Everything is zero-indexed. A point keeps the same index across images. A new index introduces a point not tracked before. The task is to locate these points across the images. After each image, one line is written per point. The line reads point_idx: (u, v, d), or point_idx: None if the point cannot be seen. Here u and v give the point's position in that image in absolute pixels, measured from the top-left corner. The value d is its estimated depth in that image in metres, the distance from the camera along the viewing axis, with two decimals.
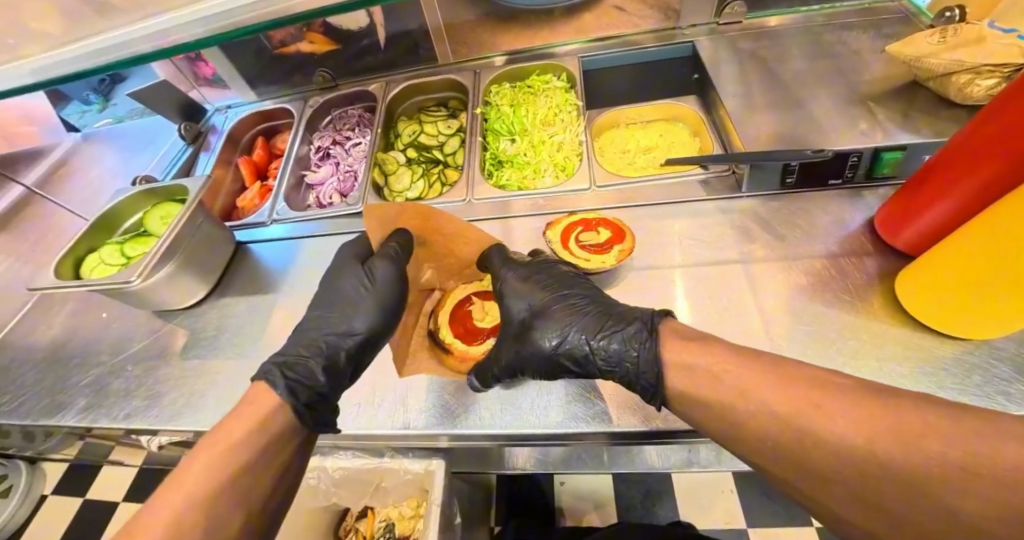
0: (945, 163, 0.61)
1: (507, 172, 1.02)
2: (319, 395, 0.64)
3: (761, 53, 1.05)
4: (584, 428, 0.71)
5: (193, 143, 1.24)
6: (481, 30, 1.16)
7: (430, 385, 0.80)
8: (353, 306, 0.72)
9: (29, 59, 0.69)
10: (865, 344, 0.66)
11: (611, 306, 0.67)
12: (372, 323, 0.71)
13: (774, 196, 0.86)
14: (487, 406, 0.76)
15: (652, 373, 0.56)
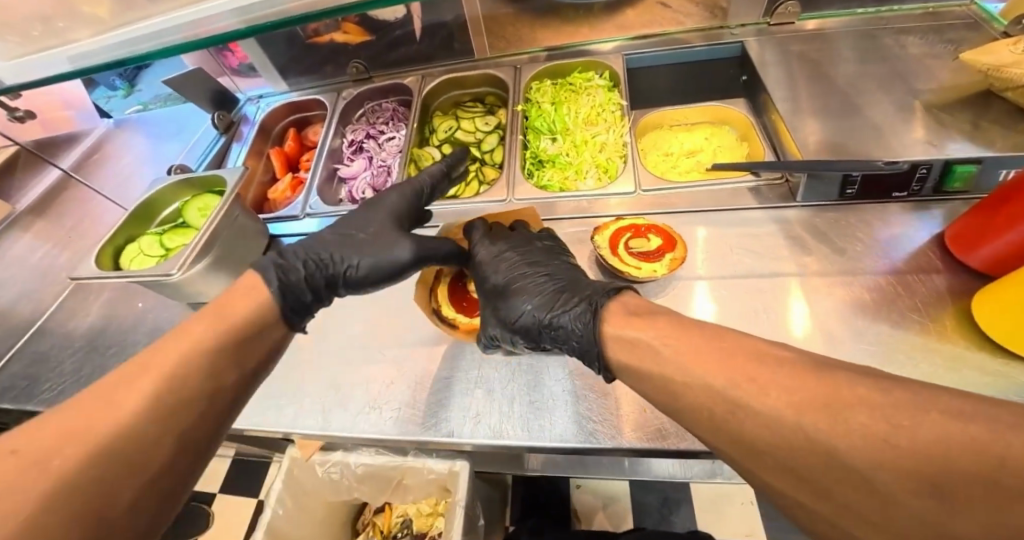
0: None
1: (549, 172, 0.99)
2: (298, 306, 0.64)
3: (814, 56, 1.00)
4: (607, 446, 0.68)
5: (226, 133, 1.22)
6: (522, 25, 1.13)
7: (451, 390, 0.77)
8: (362, 244, 0.70)
9: (69, 44, 0.68)
10: (942, 368, 0.63)
11: (571, 285, 0.69)
12: (367, 264, 0.69)
13: (831, 206, 0.83)
14: (507, 415, 0.73)
15: (594, 350, 0.60)
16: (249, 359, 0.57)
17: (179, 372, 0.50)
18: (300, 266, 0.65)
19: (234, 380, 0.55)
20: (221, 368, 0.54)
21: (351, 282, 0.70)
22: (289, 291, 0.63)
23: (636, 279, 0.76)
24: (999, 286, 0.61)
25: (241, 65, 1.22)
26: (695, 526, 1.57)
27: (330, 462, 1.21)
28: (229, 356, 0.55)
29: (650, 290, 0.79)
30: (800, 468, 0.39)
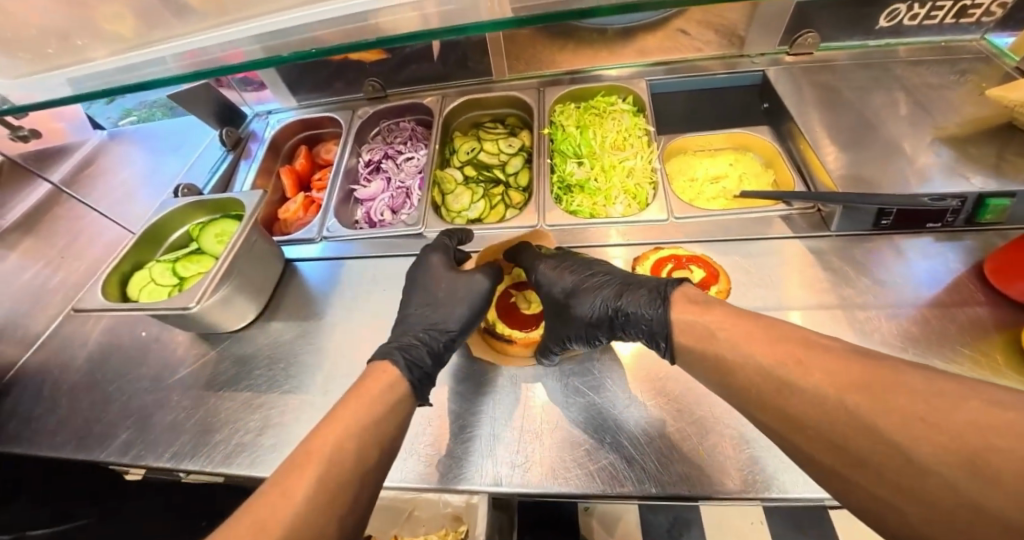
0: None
1: (578, 198, 0.97)
2: (426, 375, 0.64)
3: (834, 86, 1.02)
4: (665, 493, 0.64)
5: (233, 149, 1.16)
6: (543, 48, 1.12)
7: (493, 432, 0.73)
8: (450, 298, 0.72)
9: (70, 66, 0.62)
10: None
11: (632, 276, 0.71)
12: (464, 315, 0.71)
13: (865, 236, 0.83)
14: (556, 457, 0.69)
15: (664, 332, 0.61)
16: (388, 438, 0.55)
17: (333, 460, 0.48)
18: (412, 344, 0.66)
19: (379, 458, 0.53)
20: (364, 447, 0.52)
21: (460, 337, 0.71)
22: (414, 366, 0.63)
23: None
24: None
25: (245, 79, 1.17)
26: None
27: None
28: (372, 435, 0.53)
29: None
30: (859, 453, 0.39)
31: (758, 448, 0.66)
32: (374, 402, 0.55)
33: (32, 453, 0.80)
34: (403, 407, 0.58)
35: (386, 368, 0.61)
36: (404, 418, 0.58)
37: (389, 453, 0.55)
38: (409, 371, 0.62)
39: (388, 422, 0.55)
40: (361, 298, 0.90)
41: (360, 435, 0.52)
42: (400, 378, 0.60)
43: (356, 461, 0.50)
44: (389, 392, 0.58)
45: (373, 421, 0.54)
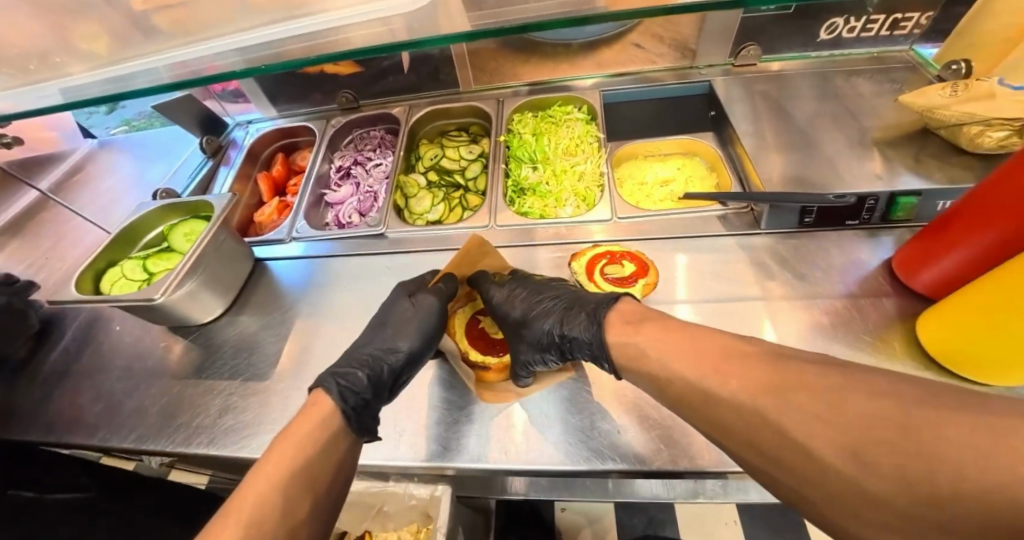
0: (991, 201, 0.60)
1: (529, 200, 1.02)
2: (363, 402, 0.63)
3: (775, 94, 1.08)
4: (611, 467, 0.69)
5: (213, 156, 1.23)
6: (505, 60, 1.19)
7: (453, 415, 0.78)
8: (401, 325, 0.71)
9: (60, 77, 0.68)
10: None
11: (576, 297, 0.75)
12: (413, 342, 0.69)
13: (792, 233, 0.88)
14: (512, 438, 0.74)
15: (604, 355, 0.66)
16: (322, 479, 0.55)
17: (259, 518, 0.49)
18: (351, 369, 0.66)
19: (313, 505, 0.54)
20: (296, 500, 0.52)
21: (407, 365, 0.69)
22: (349, 393, 0.63)
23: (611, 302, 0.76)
24: (946, 324, 0.65)
25: (224, 92, 1.24)
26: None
27: None
28: (304, 481, 0.54)
29: None
30: (761, 444, 0.45)
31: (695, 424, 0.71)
32: (305, 447, 0.55)
33: (9, 437, 0.85)
34: (337, 447, 0.59)
35: (320, 398, 0.62)
36: (340, 458, 0.59)
37: (327, 493, 0.56)
38: (341, 399, 0.62)
39: (320, 465, 0.56)
40: (335, 294, 0.95)
41: (284, 489, 0.52)
42: (333, 410, 0.61)
43: (287, 511, 0.51)
44: (321, 433, 0.58)
45: (304, 466, 0.54)
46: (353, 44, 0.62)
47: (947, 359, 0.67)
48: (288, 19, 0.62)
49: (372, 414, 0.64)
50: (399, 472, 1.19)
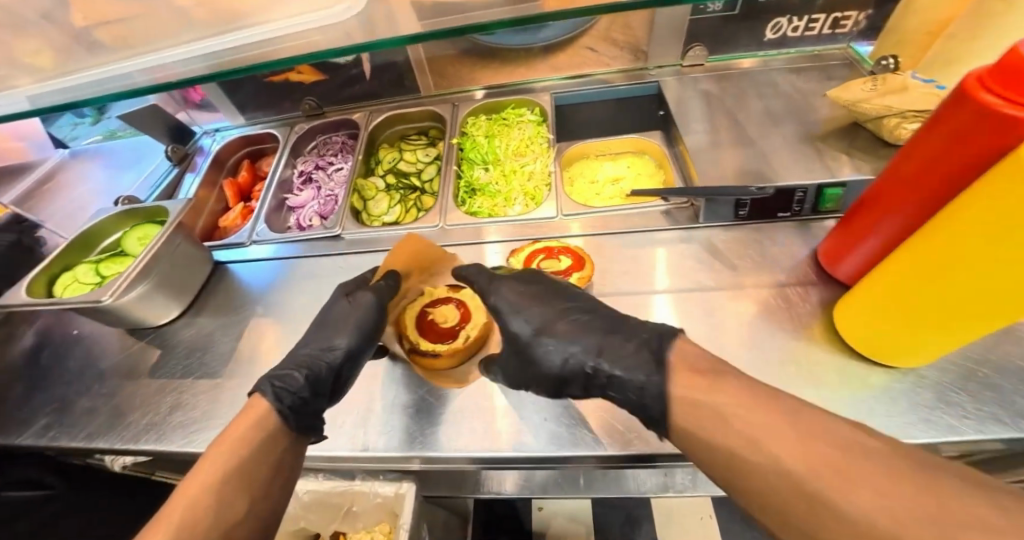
0: (891, 184, 0.63)
1: (479, 200, 1.06)
2: (303, 401, 0.58)
3: (720, 93, 1.11)
4: (570, 452, 0.68)
5: (180, 164, 1.26)
6: (462, 66, 1.22)
7: (399, 405, 0.76)
8: (338, 323, 0.66)
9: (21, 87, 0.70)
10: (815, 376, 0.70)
11: (617, 321, 0.65)
12: (354, 339, 0.64)
13: (729, 226, 0.91)
14: (470, 425, 0.72)
15: (659, 409, 0.53)
16: (260, 478, 0.51)
17: (188, 523, 0.46)
18: (287, 369, 0.60)
19: (252, 505, 0.50)
20: (230, 498, 0.48)
21: (348, 363, 0.64)
22: (286, 393, 0.58)
23: None
24: (855, 311, 0.68)
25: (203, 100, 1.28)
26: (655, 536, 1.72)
27: None
28: (238, 482, 0.50)
29: None
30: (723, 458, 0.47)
31: None
32: (239, 446, 0.51)
33: None
34: (277, 446, 0.54)
35: (255, 401, 0.57)
36: (280, 457, 0.54)
37: (270, 496, 0.52)
38: (276, 400, 0.57)
39: (257, 464, 0.52)
40: (291, 295, 0.97)
41: (219, 489, 0.48)
42: (269, 410, 0.56)
43: (220, 515, 0.47)
44: (256, 432, 0.54)
45: (238, 466, 0.50)
46: (292, 51, 0.66)
47: (861, 347, 0.69)
48: (218, 35, 0.66)
49: (313, 414, 0.59)
50: (365, 470, 1.21)
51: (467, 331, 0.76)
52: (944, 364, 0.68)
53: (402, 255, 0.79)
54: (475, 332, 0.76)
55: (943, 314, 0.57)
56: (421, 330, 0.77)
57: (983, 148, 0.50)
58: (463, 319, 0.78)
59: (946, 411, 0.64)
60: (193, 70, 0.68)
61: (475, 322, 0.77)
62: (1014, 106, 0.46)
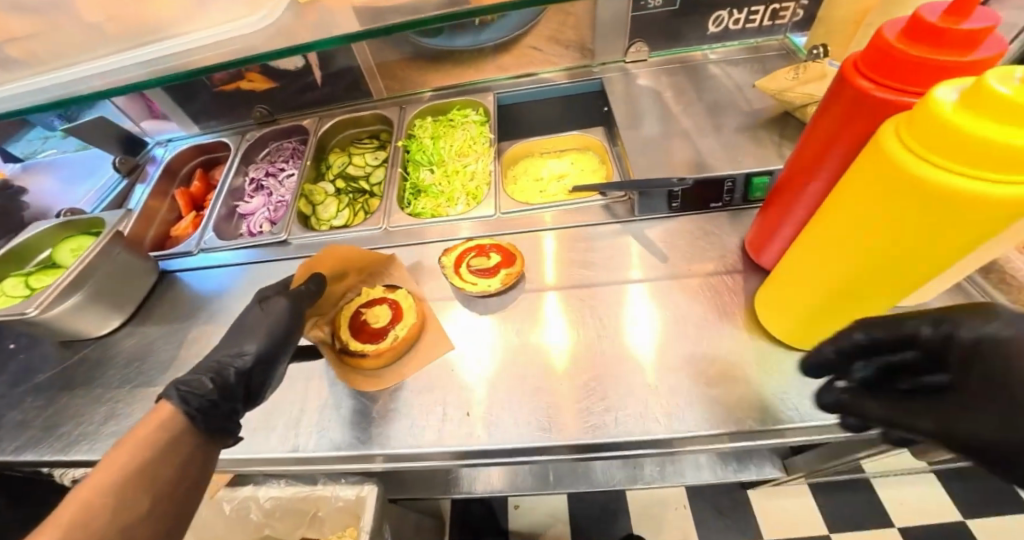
0: (794, 171, 0.65)
1: (423, 201, 1.08)
2: (211, 403, 0.59)
3: (662, 87, 1.12)
4: (545, 441, 0.67)
5: (130, 175, 1.26)
6: (411, 69, 1.22)
7: (334, 404, 0.75)
8: (250, 330, 0.69)
9: None
10: (741, 362, 0.71)
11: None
12: (263, 344, 0.68)
13: (665, 218, 0.92)
14: (439, 421, 0.71)
15: None
16: (164, 477, 0.51)
17: (81, 522, 0.45)
18: (195, 375, 0.61)
19: (157, 503, 0.49)
20: (132, 495, 0.48)
21: (258, 368, 0.67)
22: (193, 396, 0.58)
23: (472, 294, 0.81)
24: (774, 298, 0.68)
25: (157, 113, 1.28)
26: (631, 529, 1.71)
27: (237, 498, 1.21)
28: (139, 483, 0.49)
29: (488, 306, 0.83)
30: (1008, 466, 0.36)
31: (626, 393, 0.70)
32: (141, 447, 0.51)
33: None
34: (184, 448, 0.55)
35: (159, 407, 0.57)
36: (188, 458, 0.55)
37: (176, 498, 0.51)
38: (182, 402, 0.57)
39: (161, 465, 0.52)
40: (235, 302, 0.96)
41: (118, 489, 0.48)
42: (175, 413, 0.56)
43: (117, 515, 0.46)
44: (161, 434, 0.54)
45: (140, 466, 0.50)
46: (212, 59, 0.66)
47: (780, 332, 0.69)
48: (135, 47, 0.68)
49: (222, 417, 0.60)
50: (326, 473, 1.20)
51: (397, 331, 0.77)
52: None
53: (328, 261, 0.80)
54: (404, 333, 0.77)
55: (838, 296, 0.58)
56: (352, 329, 0.78)
57: (861, 130, 0.52)
58: (395, 320, 0.79)
59: None
60: (122, 79, 0.67)
61: (407, 321, 0.78)
62: (883, 88, 0.49)
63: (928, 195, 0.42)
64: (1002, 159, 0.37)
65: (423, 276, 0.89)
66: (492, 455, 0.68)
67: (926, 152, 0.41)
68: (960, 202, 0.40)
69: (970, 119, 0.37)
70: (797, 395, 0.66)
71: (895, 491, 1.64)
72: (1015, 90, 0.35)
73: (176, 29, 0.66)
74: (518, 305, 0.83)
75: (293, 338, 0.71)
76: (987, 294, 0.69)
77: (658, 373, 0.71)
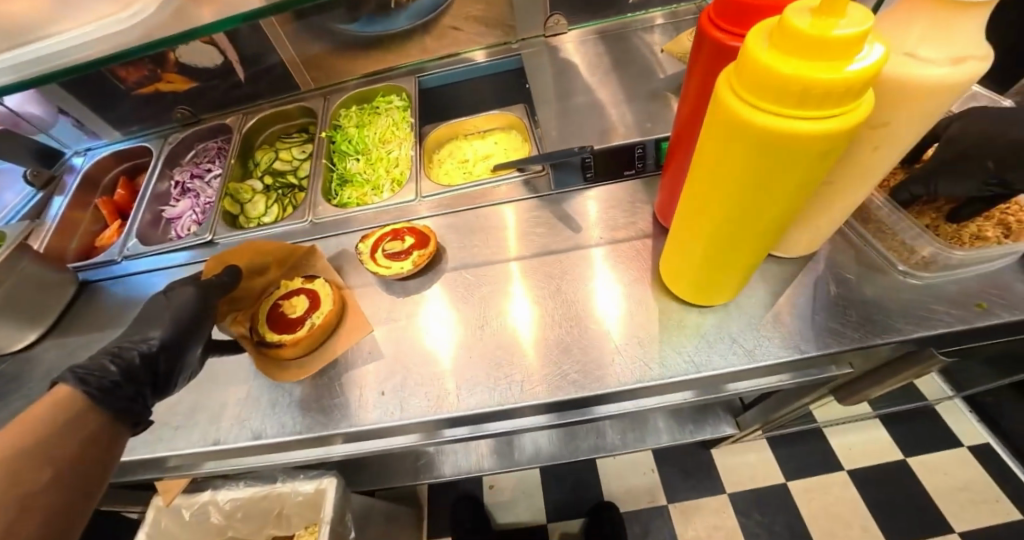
0: (680, 130, 0.67)
1: (348, 191, 1.08)
2: (111, 383, 0.63)
3: (583, 59, 1.12)
4: (522, 403, 0.69)
5: (45, 189, 1.22)
6: (334, 58, 1.20)
7: (257, 397, 0.75)
8: (155, 319, 0.73)
9: None
10: (654, 319, 0.73)
11: None
12: (167, 331, 0.71)
13: (582, 190, 0.93)
14: (395, 398, 0.72)
15: None
16: (63, 449, 0.55)
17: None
18: (94, 359, 0.65)
19: (58, 469, 0.54)
20: (27, 466, 0.52)
21: (164, 351, 0.70)
22: (92, 377, 0.62)
23: (387, 278, 0.82)
24: (671, 257, 0.70)
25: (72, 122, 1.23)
26: (602, 496, 1.77)
27: (196, 503, 1.20)
28: (36, 457, 0.53)
29: (406, 288, 0.84)
30: None
31: (586, 354, 0.72)
32: (37, 426, 0.55)
33: None
34: (85, 426, 0.59)
35: (54, 390, 0.60)
36: (92, 434, 0.59)
37: (76, 468, 0.56)
38: (80, 382, 0.60)
39: (60, 441, 0.56)
40: None
41: (14, 457, 0.52)
42: (73, 394, 0.60)
43: (13, 485, 0.50)
44: (59, 414, 0.58)
45: (35, 443, 0.54)
46: (95, 54, 0.63)
47: (683, 291, 0.71)
48: (7, 50, 0.63)
49: (125, 398, 0.63)
50: (284, 471, 1.21)
51: (313, 318, 0.77)
52: (759, 297, 0.72)
53: (242, 254, 0.82)
54: (319, 320, 0.77)
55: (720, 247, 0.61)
56: (270, 322, 0.79)
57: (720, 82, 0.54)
58: (312, 308, 0.79)
59: (751, 337, 0.68)
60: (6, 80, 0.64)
61: (323, 309, 0.79)
62: (735, 37, 0.50)
63: (760, 137, 0.44)
64: (807, 95, 0.39)
65: (347, 264, 0.90)
66: (451, 421, 0.70)
67: (751, 98, 0.43)
68: (786, 140, 0.43)
69: (779, 59, 0.39)
70: (704, 346, 0.69)
71: (844, 437, 1.73)
72: (810, 25, 0.37)
73: (50, 29, 0.63)
74: (476, 280, 0.84)
75: (200, 324, 0.74)
76: (865, 242, 0.73)
77: (622, 325, 0.73)
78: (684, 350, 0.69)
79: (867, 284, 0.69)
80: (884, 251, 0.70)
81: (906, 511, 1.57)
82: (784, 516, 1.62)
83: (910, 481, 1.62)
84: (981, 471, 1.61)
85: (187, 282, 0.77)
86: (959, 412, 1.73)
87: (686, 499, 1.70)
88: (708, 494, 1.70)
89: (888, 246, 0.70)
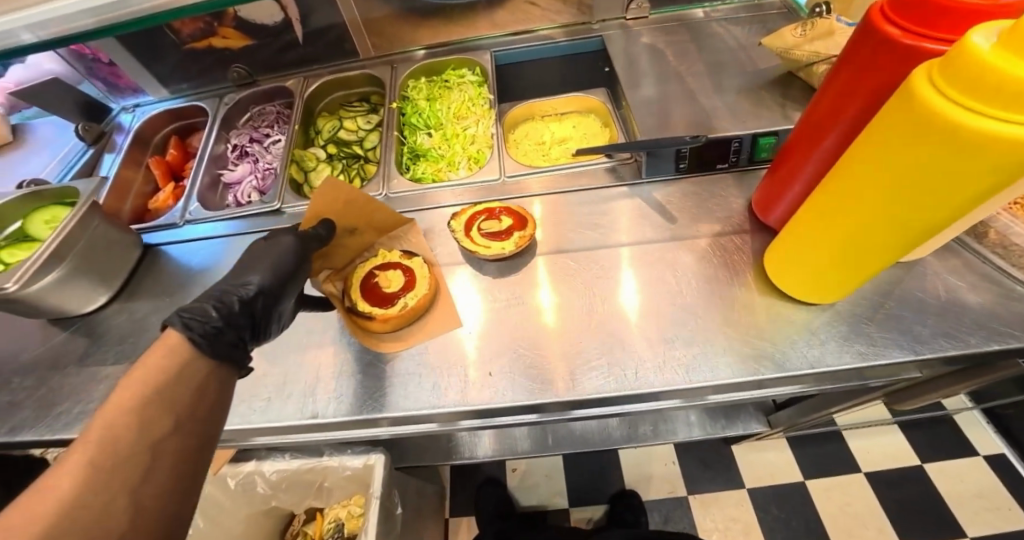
0: (809, 124, 0.66)
1: (422, 165, 1.06)
2: (215, 330, 0.57)
3: (660, 45, 1.09)
4: (607, 394, 0.68)
5: (95, 144, 1.17)
6: (400, 25, 1.16)
7: (351, 369, 0.74)
8: (254, 262, 0.69)
9: None
10: (760, 314, 0.73)
11: None
12: (266, 279, 0.67)
13: (671, 181, 0.92)
14: (499, 380, 0.71)
15: None
16: (183, 400, 0.50)
17: (110, 437, 0.44)
18: (197, 303, 0.59)
19: (182, 418, 0.49)
20: (154, 414, 0.47)
21: (267, 294, 0.66)
22: (196, 322, 0.56)
23: (486, 258, 0.80)
24: (785, 254, 0.70)
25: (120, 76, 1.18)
26: (624, 484, 1.79)
27: (242, 473, 1.19)
28: (159, 403, 0.48)
29: (498, 269, 0.83)
30: None
31: (692, 346, 0.71)
32: (156, 374, 0.49)
33: None
34: (196, 375, 0.53)
35: (165, 336, 0.54)
36: (204, 382, 0.53)
37: (197, 416, 0.50)
38: (186, 327, 0.54)
39: (178, 389, 0.50)
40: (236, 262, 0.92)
41: (140, 405, 0.47)
42: (181, 342, 0.54)
43: (144, 432, 0.45)
44: (172, 363, 0.52)
45: (157, 389, 0.48)
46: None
47: (791, 289, 0.71)
48: None
49: (230, 343, 0.58)
50: (333, 446, 1.20)
51: (406, 299, 0.76)
52: (865, 299, 0.72)
53: (334, 204, 0.76)
54: (413, 302, 0.75)
55: (852, 249, 0.60)
56: (364, 290, 0.77)
57: (884, 79, 0.53)
58: (406, 288, 0.77)
59: (859, 339, 0.68)
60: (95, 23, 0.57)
61: (418, 291, 0.77)
62: (911, 34, 0.49)
63: (961, 140, 0.42)
64: None
65: (435, 240, 0.88)
66: (555, 408, 0.70)
67: (962, 97, 0.41)
68: (995, 148, 0.41)
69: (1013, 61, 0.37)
70: (815, 344, 0.69)
71: (864, 440, 1.77)
72: None
73: None
74: (576, 265, 0.82)
75: (294, 279, 0.70)
76: (982, 258, 0.72)
77: (721, 318, 0.73)
78: (799, 350, 0.69)
79: (975, 293, 0.69)
80: (1006, 268, 0.70)
81: (922, 515, 1.62)
82: (803, 512, 1.66)
83: (928, 485, 1.67)
84: (995, 480, 1.66)
85: (281, 229, 0.74)
86: (977, 423, 1.77)
87: (708, 492, 1.73)
88: (729, 487, 1.74)
89: (1012, 262, 0.70)
